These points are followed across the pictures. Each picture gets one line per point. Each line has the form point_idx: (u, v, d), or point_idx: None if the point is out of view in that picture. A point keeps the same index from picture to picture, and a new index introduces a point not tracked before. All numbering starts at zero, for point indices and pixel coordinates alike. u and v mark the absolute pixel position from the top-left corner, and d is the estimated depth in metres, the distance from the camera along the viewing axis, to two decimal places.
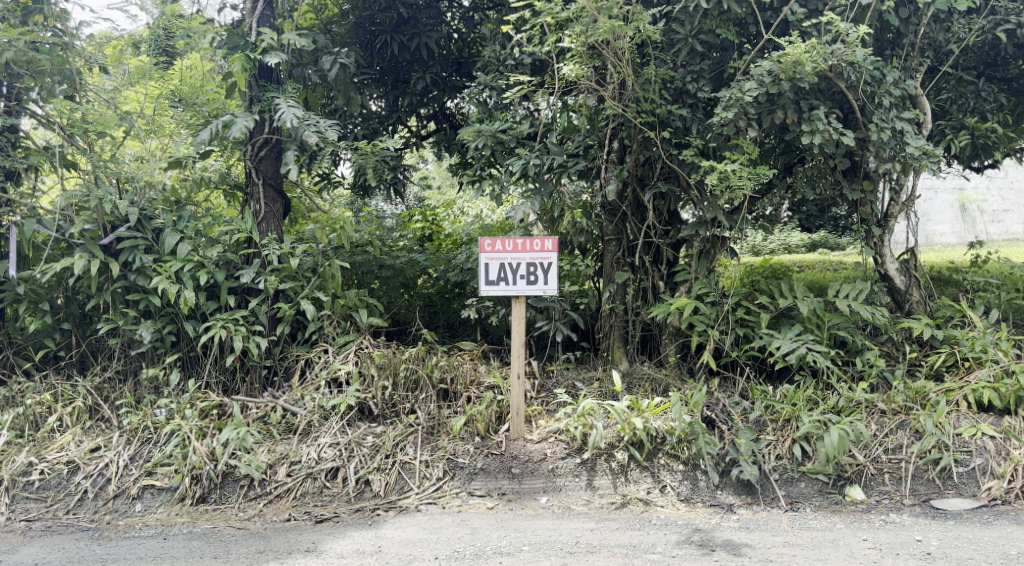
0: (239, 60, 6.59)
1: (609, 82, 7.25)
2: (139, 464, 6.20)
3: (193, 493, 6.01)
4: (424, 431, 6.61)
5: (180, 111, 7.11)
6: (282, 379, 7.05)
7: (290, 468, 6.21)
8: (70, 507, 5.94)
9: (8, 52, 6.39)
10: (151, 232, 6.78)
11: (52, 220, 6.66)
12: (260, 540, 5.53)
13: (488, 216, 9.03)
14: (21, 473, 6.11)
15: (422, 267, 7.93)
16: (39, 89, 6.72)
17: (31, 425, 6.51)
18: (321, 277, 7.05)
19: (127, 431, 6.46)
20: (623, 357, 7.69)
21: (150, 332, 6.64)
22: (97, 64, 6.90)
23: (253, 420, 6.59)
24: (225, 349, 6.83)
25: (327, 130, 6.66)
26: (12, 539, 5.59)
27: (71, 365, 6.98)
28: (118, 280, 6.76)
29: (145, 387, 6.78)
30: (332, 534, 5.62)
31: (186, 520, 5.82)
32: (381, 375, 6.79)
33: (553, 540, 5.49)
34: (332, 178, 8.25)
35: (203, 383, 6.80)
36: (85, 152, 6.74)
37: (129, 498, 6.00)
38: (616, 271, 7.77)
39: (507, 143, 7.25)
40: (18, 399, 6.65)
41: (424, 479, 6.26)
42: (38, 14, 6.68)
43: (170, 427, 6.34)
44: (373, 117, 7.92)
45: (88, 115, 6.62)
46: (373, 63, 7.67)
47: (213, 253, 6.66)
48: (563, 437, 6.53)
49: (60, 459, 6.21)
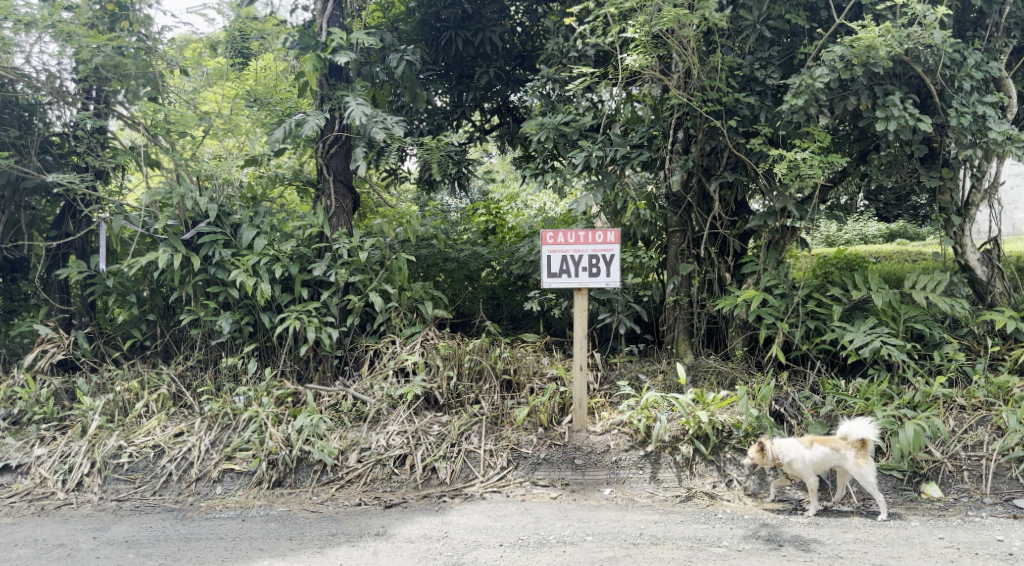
0: (310, 60, 6.80)
1: (674, 71, 7.22)
2: (219, 448, 6.49)
3: (270, 477, 6.26)
4: (488, 421, 6.73)
5: (256, 110, 7.30)
6: (353, 368, 7.24)
7: (361, 455, 6.43)
8: (156, 489, 6.27)
9: (97, 57, 6.74)
10: (230, 228, 7.07)
11: (139, 215, 7.01)
12: (333, 523, 5.74)
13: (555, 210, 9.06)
14: (112, 455, 6.43)
15: (486, 260, 8.03)
16: (126, 91, 7.06)
17: (120, 411, 6.82)
18: (388, 269, 7.23)
19: (208, 417, 6.73)
20: (688, 350, 7.64)
21: (229, 323, 6.94)
22: (178, 66, 7.16)
23: (325, 408, 6.81)
24: (299, 339, 7.09)
25: (394, 127, 6.81)
26: (105, 517, 5.92)
27: (156, 354, 7.31)
28: (199, 273, 7.08)
29: (224, 375, 7.08)
30: (401, 519, 5.79)
31: (264, 503, 6.09)
32: (447, 365, 6.94)
33: (617, 531, 5.53)
34: (399, 172, 8.34)
35: (279, 371, 7.07)
36: (168, 151, 7.05)
37: (210, 480, 6.30)
38: (681, 262, 7.73)
39: (570, 136, 7.29)
40: (109, 385, 6.99)
41: (489, 468, 6.38)
42: (124, 20, 7.00)
43: (248, 413, 6.63)
44: (439, 112, 8.02)
45: (171, 114, 6.95)
46: (438, 60, 7.82)
47: (287, 246, 6.92)
48: (626, 429, 6.55)
49: (148, 443, 6.52)
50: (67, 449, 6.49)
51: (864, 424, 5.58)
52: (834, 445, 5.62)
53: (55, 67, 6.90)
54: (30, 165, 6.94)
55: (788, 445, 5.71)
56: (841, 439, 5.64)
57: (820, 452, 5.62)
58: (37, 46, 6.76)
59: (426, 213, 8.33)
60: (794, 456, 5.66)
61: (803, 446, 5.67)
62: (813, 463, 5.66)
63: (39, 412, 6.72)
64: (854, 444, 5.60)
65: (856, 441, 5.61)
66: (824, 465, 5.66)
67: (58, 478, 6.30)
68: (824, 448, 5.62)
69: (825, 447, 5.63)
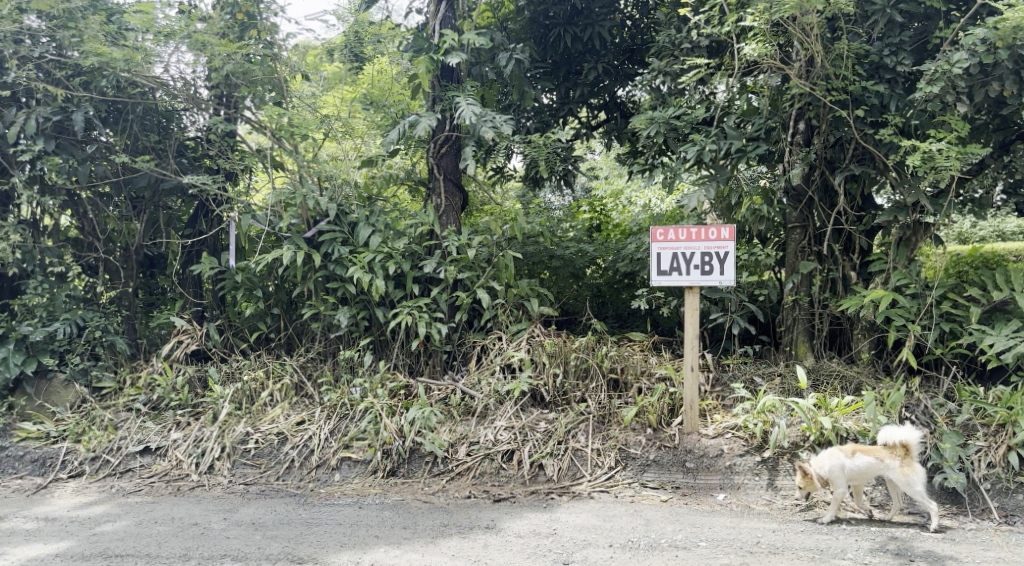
0: (424, 62, 6.96)
1: (795, 60, 6.93)
2: (337, 437, 6.73)
3: (384, 466, 6.48)
4: (595, 420, 6.68)
5: (371, 113, 7.71)
6: (461, 363, 7.43)
7: (470, 448, 6.53)
8: (280, 474, 6.55)
9: (228, 65, 7.13)
10: (348, 225, 7.34)
11: (265, 215, 7.34)
12: (444, 514, 5.86)
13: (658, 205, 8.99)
14: (239, 441, 6.75)
15: (591, 258, 8.00)
16: (253, 97, 7.49)
17: (248, 399, 7.17)
18: (495, 266, 7.34)
19: (328, 406, 7.00)
20: (808, 353, 7.33)
21: (347, 317, 7.19)
22: (300, 71, 7.56)
23: (435, 401, 6.96)
24: (411, 334, 7.28)
25: (503, 125, 6.88)
26: (234, 499, 6.22)
27: (280, 347, 7.63)
28: (319, 269, 7.33)
29: (342, 367, 7.34)
30: (510, 513, 5.84)
31: (379, 491, 6.29)
32: (553, 363, 6.97)
33: (732, 538, 5.35)
34: (506, 171, 8.30)
35: (392, 364, 7.28)
36: (292, 153, 7.41)
37: (329, 467, 6.54)
38: (801, 260, 7.41)
39: (681, 129, 7.13)
40: (237, 374, 7.34)
41: (596, 467, 6.35)
42: (252, 29, 7.45)
43: (365, 404, 6.85)
44: (546, 109, 8.04)
45: (294, 118, 7.27)
46: (547, 57, 7.85)
47: (400, 244, 7.11)
48: (741, 434, 6.32)
49: (272, 430, 6.83)
50: (200, 434, 6.80)
51: (906, 431, 5.35)
52: (877, 454, 5.38)
53: (190, 76, 7.38)
54: (167, 167, 7.42)
55: (827, 454, 5.50)
56: (884, 448, 5.40)
57: (861, 461, 5.39)
58: (175, 56, 7.23)
59: (530, 211, 8.39)
60: (836, 468, 5.45)
61: (843, 454, 5.46)
62: (855, 472, 5.43)
63: (175, 399, 7.09)
64: (896, 452, 5.37)
65: (899, 450, 5.36)
66: (868, 474, 5.43)
67: (192, 461, 6.61)
68: (866, 457, 5.39)
69: (866, 456, 5.40)
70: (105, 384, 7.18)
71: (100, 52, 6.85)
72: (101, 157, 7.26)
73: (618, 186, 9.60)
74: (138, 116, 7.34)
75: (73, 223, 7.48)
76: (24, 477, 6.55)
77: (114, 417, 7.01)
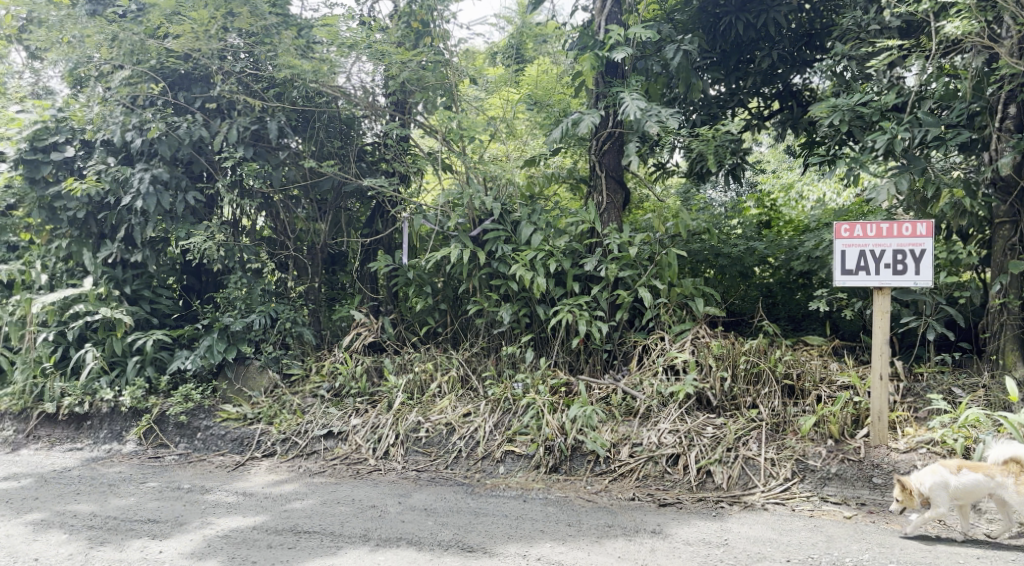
0: (588, 60, 6.92)
1: (1006, 37, 6.17)
2: (501, 431, 6.79)
3: (547, 462, 6.44)
4: (768, 428, 6.33)
5: (534, 112, 7.95)
6: (621, 363, 7.30)
7: (632, 449, 6.41)
8: (448, 463, 6.66)
9: (404, 72, 7.52)
10: (511, 224, 7.52)
11: (434, 215, 7.68)
12: (608, 514, 5.68)
13: (831, 198, 8.78)
14: (412, 429, 6.96)
15: (763, 255, 7.53)
16: (425, 102, 7.84)
17: (419, 389, 7.38)
18: (658, 264, 7.19)
19: (492, 400, 7.08)
20: (1019, 363, 6.53)
21: (509, 314, 7.32)
22: (467, 76, 7.75)
23: (596, 400, 6.90)
24: (571, 332, 7.28)
25: (668, 120, 6.71)
26: (406, 485, 6.36)
27: (447, 340, 7.87)
28: (483, 267, 7.55)
29: (505, 362, 7.43)
30: (677, 520, 5.58)
31: (542, 486, 6.24)
32: (720, 366, 6.68)
33: (928, 563, 4.79)
34: (667, 167, 8.17)
35: (552, 361, 7.31)
36: (459, 155, 7.70)
37: (494, 460, 6.58)
38: (1009, 259, 6.57)
39: (869, 116, 6.56)
40: (409, 366, 7.57)
41: (770, 477, 5.99)
42: (426, 37, 7.75)
43: (527, 400, 6.89)
44: (714, 101, 7.79)
45: (463, 122, 7.58)
46: (715, 47, 7.50)
47: (561, 242, 7.17)
48: (938, 450, 5.79)
49: (442, 420, 6.96)
50: (376, 420, 7.10)
51: (1017, 447, 5.01)
52: (986, 471, 5.00)
53: (370, 84, 7.83)
54: (349, 171, 7.93)
55: (931, 471, 5.06)
56: (994, 465, 5.02)
57: (970, 478, 4.99)
58: (356, 66, 7.70)
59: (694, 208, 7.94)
60: (941, 485, 5.01)
61: (950, 470, 5.04)
62: (962, 490, 5.00)
63: (355, 386, 7.44)
64: (1008, 469, 5.00)
65: (1010, 467, 4.99)
66: (975, 493, 5.01)
67: (370, 446, 6.89)
68: (974, 474, 4.99)
69: (974, 473, 5.00)
70: (295, 370, 7.72)
71: (291, 64, 7.45)
72: (291, 163, 7.90)
73: (784, 182, 9.47)
74: (324, 124, 7.89)
75: (267, 223, 8.18)
76: (225, 454, 7.04)
77: (302, 402, 7.45)
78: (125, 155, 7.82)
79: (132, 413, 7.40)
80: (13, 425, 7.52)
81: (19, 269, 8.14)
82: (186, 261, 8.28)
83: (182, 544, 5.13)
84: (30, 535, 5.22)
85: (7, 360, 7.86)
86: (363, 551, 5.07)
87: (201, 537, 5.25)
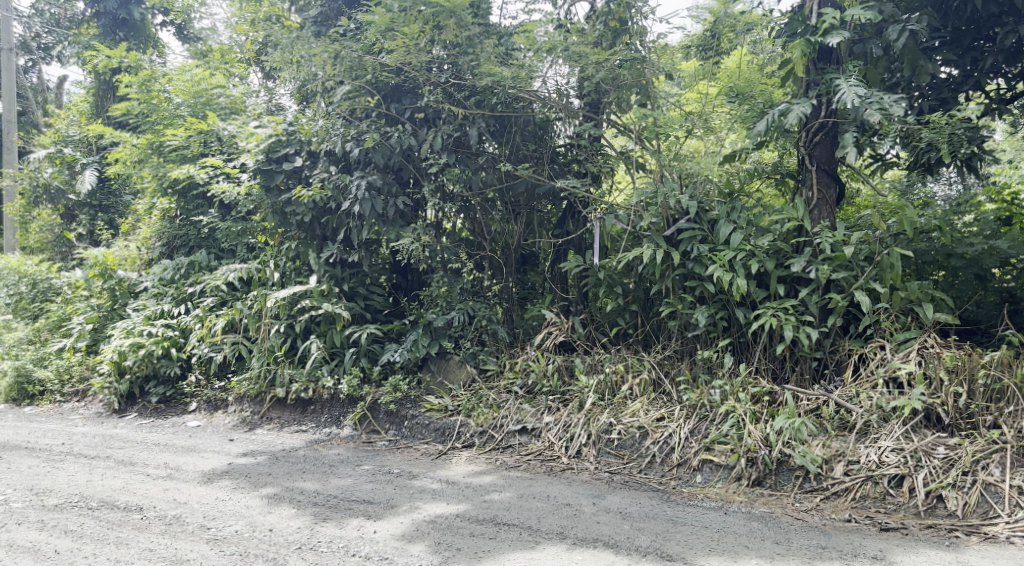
0: (800, 46, 6.56)
1: None
2: (698, 439, 6.44)
3: (749, 475, 6.05)
4: (1013, 451, 5.69)
5: (736, 104, 7.30)
6: (833, 373, 6.82)
7: (848, 468, 5.90)
8: (642, 467, 6.42)
9: (600, 72, 7.45)
10: (708, 223, 7.23)
11: (627, 214, 7.56)
12: (822, 535, 5.28)
13: None
14: (604, 431, 6.77)
15: (1006, 256, 6.92)
16: (618, 102, 7.76)
17: (610, 391, 7.16)
18: (879, 265, 6.64)
19: (687, 406, 6.73)
20: None
21: (705, 316, 6.99)
22: (664, 71, 7.53)
23: (805, 412, 6.42)
24: (775, 337, 6.86)
25: (890, 107, 6.31)
26: (599, 486, 6.20)
27: (637, 342, 7.58)
28: (677, 268, 7.25)
29: (700, 366, 7.05)
30: (903, 546, 5.12)
31: (744, 499, 5.88)
32: (954, 380, 6.13)
33: None
34: (886, 160, 7.71)
35: (753, 368, 6.90)
36: (654, 153, 7.48)
37: (691, 468, 6.27)
38: None
39: None
40: (599, 367, 7.38)
41: (1017, 507, 5.38)
42: (624, 35, 7.68)
43: (726, 407, 6.49)
44: (945, 84, 7.22)
45: (660, 119, 7.33)
46: (946, 24, 6.96)
47: (764, 242, 6.82)
48: None
49: (634, 424, 6.72)
50: (568, 420, 6.98)
51: None
52: None
53: (563, 87, 7.84)
54: (542, 174, 8.07)
55: None
56: None
57: None
58: (552, 70, 7.71)
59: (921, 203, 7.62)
60: None
61: None
62: None
63: (546, 385, 7.38)
64: None
65: None
66: None
67: (563, 444, 6.81)
68: None
69: None
70: (490, 366, 7.81)
71: (492, 72, 7.70)
72: (488, 167, 8.13)
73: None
74: (520, 129, 8.06)
75: (465, 226, 8.48)
76: (428, 443, 7.27)
77: (496, 397, 7.49)
78: (344, 163, 8.47)
79: (348, 401, 7.88)
80: (250, 407, 8.21)
81: (255, 268, 8.85)
82: (395, 262, 8.79)
83: (393, 526, 5.45)
84: (266, 508, 5.71)
85: (246, 349, 8.46)
86: (561, 548, 5.13)
87: (410, 521, 5.57)
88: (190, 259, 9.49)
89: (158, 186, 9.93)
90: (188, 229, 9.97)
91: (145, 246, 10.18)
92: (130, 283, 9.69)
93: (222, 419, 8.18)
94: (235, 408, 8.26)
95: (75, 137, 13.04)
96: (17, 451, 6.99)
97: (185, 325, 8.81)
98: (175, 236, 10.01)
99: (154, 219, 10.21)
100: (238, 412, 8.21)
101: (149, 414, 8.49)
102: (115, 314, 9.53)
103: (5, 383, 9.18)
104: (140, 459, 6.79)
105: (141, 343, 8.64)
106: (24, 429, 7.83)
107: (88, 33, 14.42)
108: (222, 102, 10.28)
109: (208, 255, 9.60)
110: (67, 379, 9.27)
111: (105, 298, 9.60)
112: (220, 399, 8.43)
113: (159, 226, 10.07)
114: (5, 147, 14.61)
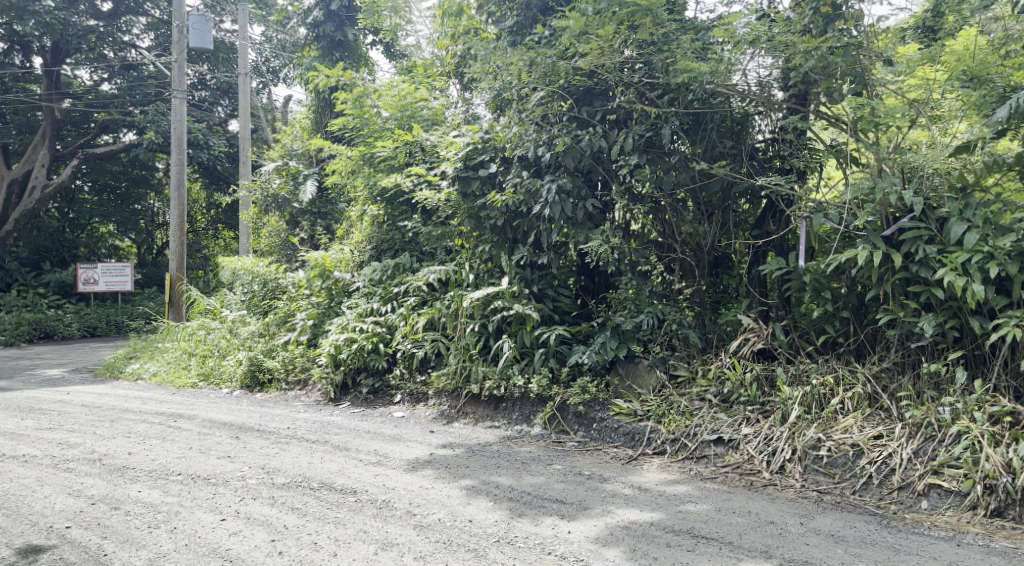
0: None
1: None
2: (923, 460, 5.83)
3: (987, 504, 5.40)
4: None
5: (970, 90, 6.59)
6: None
7: None
8: (856, 488, 5.89)
9: (811, 61, 6.96)
10: (936, 223, 6.49)
11: (838, 213, 6.95)
12: None
13: None
14: (811, 447, 6.30)
15: None
16: (829, 92, 7.11)
17: (817, 404, 6.67)
18: None
19: (910, 424, 6.14)
20: None
21: (931, 326, 6.35)
22: (886, 56, 6.90)
23: None
24: (1020, 351, 6.11)
25: None
26: (807, 506, 5.76)
27: (849, 352, 7.01)
28: (899, 271, 6.61)
29: (925, 381, 6.40)
30: None
31: (981, 531, 5.23)
32: None
33: None
34: None
35: (992, 385, 6.17)
36: (872, 147, 6.80)
37: (915, 493, 5.69)
38: None
39: None
40: (804, 378, 6.94)
41: None
42: (839, 19, 7.09)
43: (958, 428, 5.85)
44: None
45: (880, 108, 6.65)
46: None
47: (1007, 242, 6.01)
48: None
49: (846, 441, 6.22)
50: (770, 433, 6.56)
51: None
52: None
53: (766, 79, 7.38)
54: (738, 171, 7.59)
55: None
56: None
57: None
58: (754, 62, 7.31)
59: None
60: None
61: None
62: None
63: (745, 394, 6.98)
64: None
65: None
66: None
67: (764, 458, 6.38)
68: None
69: None
70: (682, 372, 7.51)
71: (688, 68, 7.30)
72: (681, 166, 7.71)
73: None
74: (716, 125, 7.62)
75: (655, 228, 8.14)
76: (618, 447, 7.07)
77: (689, 404, 7.19)
78: (535, 168, 8.53)
79: (539, 400, 7.85)
80: (448, 401, 8.36)
81: (452, 269, 9.14)
82: (583, 263, 8.69)
83: (587, 528, 5.48)
84: (466, 499, 6.13)
85: (444, 345, 8.71)
86: None
87: (604, 524, 5.55)
88: (396, 261, 9.97)
89: (369, 195, 10.45)
90: (393, 234, 10.35)
91: (356, 249, 10.76)
92: (343, 283, 10.32)
93: (423, 410, 8.35)
94: (434, 402, 8.43)
95: (298, 150, 14.24)
96: (249, 432, 7.76)
97: (391, 322, 9.25)
98: (382, 239, 10.48)
99: (365, 225, 10.68)
100: (437, 405, 8.37)
101: (360, 404, 8.80)
102: (331, 311, 10.16)
103: (242, 371, 10.02)
104: (355, 445, 7.35)
105: (354, 338, 9.17)
106: (256, 412, 8.59)
107: (310, 55, 15.70)
108: (425, 114, 10.57)
109: (411, 258, 10.03)
110: (292, 370, 9.83)
111: (322, 297, 10.29)
112: (422, 392, 8.62)
113: (369, 231, 10.58)
114: (242, 162, 16.18)
